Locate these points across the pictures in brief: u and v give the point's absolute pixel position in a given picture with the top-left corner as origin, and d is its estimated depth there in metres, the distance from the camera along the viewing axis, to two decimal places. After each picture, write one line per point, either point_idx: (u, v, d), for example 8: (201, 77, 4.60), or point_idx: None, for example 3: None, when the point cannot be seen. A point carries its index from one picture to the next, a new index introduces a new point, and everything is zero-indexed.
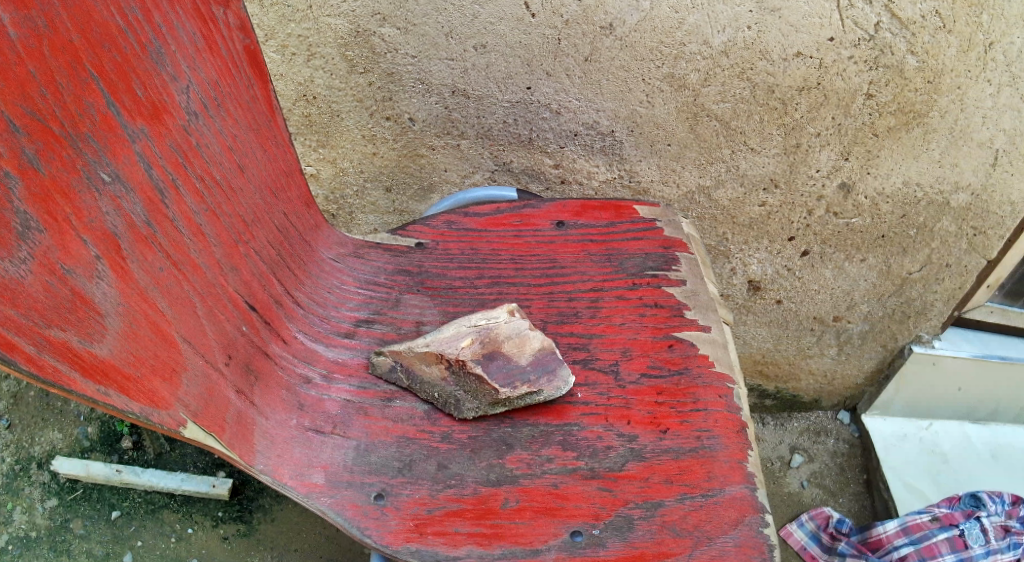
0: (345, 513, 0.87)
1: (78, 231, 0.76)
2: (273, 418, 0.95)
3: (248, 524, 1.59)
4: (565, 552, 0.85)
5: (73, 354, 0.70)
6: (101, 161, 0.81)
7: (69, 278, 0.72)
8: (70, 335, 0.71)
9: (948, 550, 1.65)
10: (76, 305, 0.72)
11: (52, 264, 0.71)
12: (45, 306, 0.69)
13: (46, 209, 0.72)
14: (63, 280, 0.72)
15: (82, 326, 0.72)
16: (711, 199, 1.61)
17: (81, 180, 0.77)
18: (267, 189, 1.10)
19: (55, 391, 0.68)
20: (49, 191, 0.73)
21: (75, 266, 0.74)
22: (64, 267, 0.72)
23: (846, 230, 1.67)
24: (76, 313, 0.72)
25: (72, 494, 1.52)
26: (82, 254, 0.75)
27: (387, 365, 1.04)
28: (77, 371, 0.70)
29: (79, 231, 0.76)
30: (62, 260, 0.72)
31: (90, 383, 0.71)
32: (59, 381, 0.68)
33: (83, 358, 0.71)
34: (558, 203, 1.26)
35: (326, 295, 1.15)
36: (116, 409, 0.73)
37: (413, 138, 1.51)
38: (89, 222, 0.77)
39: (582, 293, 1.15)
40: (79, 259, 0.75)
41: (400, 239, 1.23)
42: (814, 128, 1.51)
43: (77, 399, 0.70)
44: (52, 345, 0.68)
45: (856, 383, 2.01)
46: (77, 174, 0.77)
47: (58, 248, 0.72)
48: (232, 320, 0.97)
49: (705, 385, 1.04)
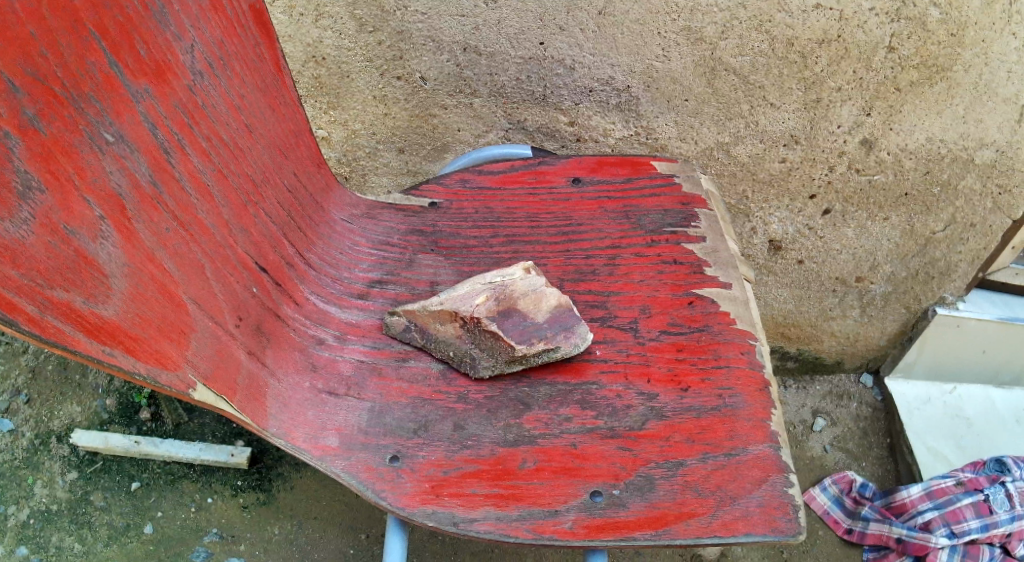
0: (360, 475, 0.86)
1: (81, 191, 0.74)
2: (286, 380, 0.94)
3: (268, 492, 1.59)
4: (585, 513, 0.83)
5: (77, 315, 0.68)
6: (104, 121, 0.79)
7: (72, 238, 0.71)
8: (74, 295, 0.69)
9: (972, 515, 1.66)
10: (79, 265, 0.71)
11: (55, 224, 0.69)
12: (47, 267, 0.67)
13: (49, 169, 0.70)
14: (66, 240, 0.70)
15: (85, 287, 0.71)
16: (730, 155, 1.56)
17: (84, 140, 0.75)
18: (276, 149, 1.08)
19: (59, 352, 0.66)
20: (51, 150, 0.71)
21: (78, 227, 0.72)
22: (67, 228, 0.70)
23: (869, 187, 1.63)
24: (80, 273, 0.70)
25: (92, 466, 1.53)
26: (85, 214, 0.73)
27: (401, 325, 1.02)
28: (81, 332, 0.68)
29: (82, 191, 0.74)
30: (65, 220, 0.70)
31: (95, 345, 0.69)
32: (65, 342, 0.66)
33: (87, 319, 0.70)
34: (574, 159, 1.23)
35: (338, 256, 1.12)
36: (123, 370, 0.71)
37: (425, 97, 1.47)
38: (92, 182, 0.75)
39: (599, 251, 1.12)
40: (82, 220, 0.73)
41: (413, 199, 1.21)
42: (834, 82, 1.46)
43: (81, 360, 0.68)
44: (55, 306, 0.67)
45: (879, 345, 1.97)
46: (79, 133, 0.75)
47: (60, 208, 0.70)
48: (242, 282, 0.95)
49: (727, 342, 1.01)
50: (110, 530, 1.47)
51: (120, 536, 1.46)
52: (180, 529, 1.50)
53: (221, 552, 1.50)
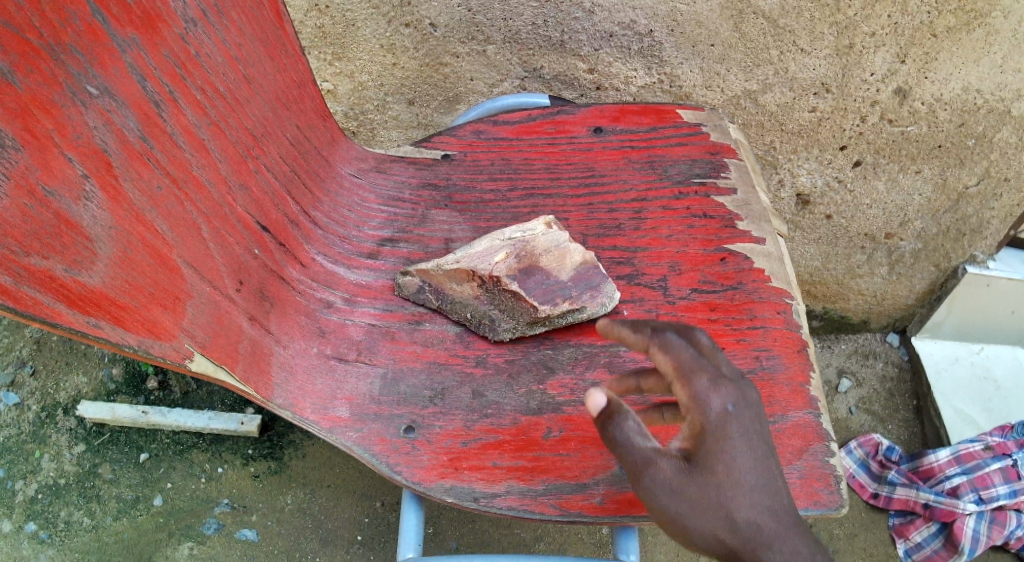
0: (373, 448, 0.80)
1: (62, 149, 0.66)
2: (291, 347, 0.88)
3: (279, 461, 1.55)
4: (615, 486, 0.78)
5: (58, 284, 0.62)
6: (86, 73, 0.70)
7: (50, 199, 0.63)
8: (53, 263, 0.62)
9: (1001, 481, 1.63)
10: (60, 230, 0.64)
11: (31, 185, 0.62)
12: (22, 232, 0.60)
13: (24, 125, 0.62)
14: (43, 201, 0.62)
15: (66, 253, 0.64)
16: (758, 104, 1.48)
17: (63, 94, 0.67)
18: (277, 102, 0.99)
19: (38, 325, 0.60)
20: (27, 106, 0.63)
21: (58, 187, 0.64)
22: (45, 188, 0.63)
23: (901, 139, 1.53)
24: (61, 238, 0.63)
25: (100, 438, 1.50)
26: (67, 173, 0.66)
27: (414, 286, 0.95)
28: (62, 303, 0.62)
29: (63, 149, 0.66)
30: (44, 181, 0.63)
31: (79, 316, 0.63)
32: (43, 315, 0.60)
33: (69, 289, 0.63)
34: (595, 107, 1.15)
35: (346, 213, 1.05)
36: (111, 343, 0.65)
37: (436, 45, 1.39)
38: (74, 139, 0.67)
39: (624, 204, 1.06)
40: (61, 179, 0.65)
41: (424, 151, 1.13)
42: (868, 26, 1.37)
43: (63, 333, 0.62)
44: (31, 275, 0.60)
45: (907, 304, 1.88)
46: (58, 87, 0.67)
47: (38, 167, 0.63)
48: (243, 243, 0.87)
49: (762, 300, 0.96)
50: (120, 503, 1.44)
51: (131, 509, 1.43)
52: (190, 501, 1.47)
53: (232, 523, 1.46)
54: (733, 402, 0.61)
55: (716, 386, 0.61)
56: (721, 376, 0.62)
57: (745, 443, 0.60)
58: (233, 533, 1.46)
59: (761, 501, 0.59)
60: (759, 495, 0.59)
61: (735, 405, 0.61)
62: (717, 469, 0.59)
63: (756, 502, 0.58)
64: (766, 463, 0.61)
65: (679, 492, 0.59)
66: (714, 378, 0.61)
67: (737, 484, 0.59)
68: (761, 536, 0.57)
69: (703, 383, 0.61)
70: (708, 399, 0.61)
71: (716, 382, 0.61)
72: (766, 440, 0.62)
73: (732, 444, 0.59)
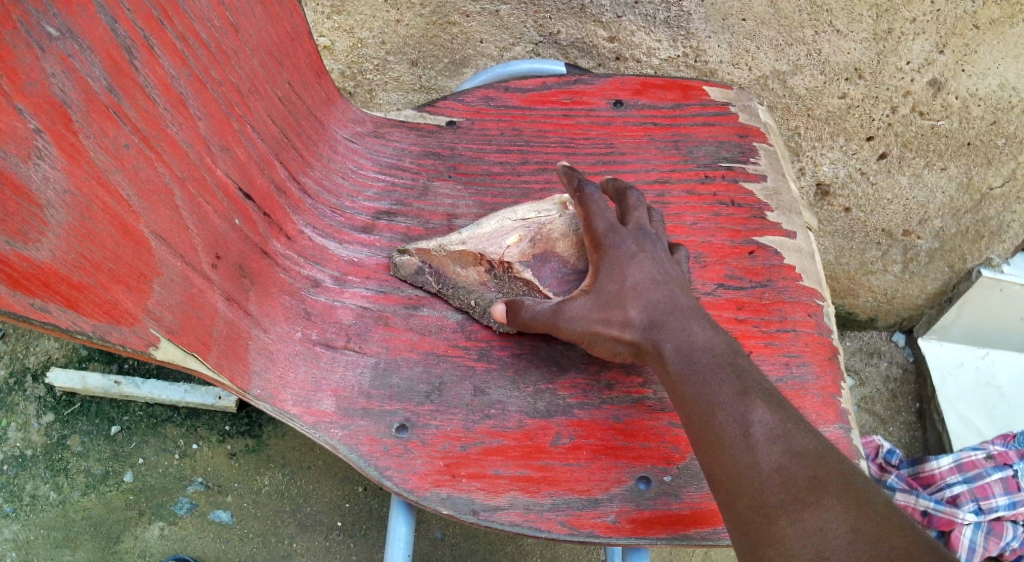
0: (360, 449, 0.74)
1: (10, 98, 0.55)
2: (273, 331, 0.79)
3: (257, 439, 1.45)
4: (631, 504, 0.75)
5: None
6: (45, 11, 0.59)
7: None
8: None
9: (1002, 492, 1.54)
10: (3, 194, 0.54)
11: None
12: None
13: None
14: None
15: (10, 222, 0.54)
16: (786, 86, 1.38)
17: (17, 34, 0.56)
18: (267, 55, 0.87)
19: None
20: None
21: (3, 143, 0.54)
22: None
23: (930, 133, 1.42)
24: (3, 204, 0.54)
25: (70, 408, 1.41)
26: (14, 128, 0.56)
27: (413, 267, 0.87)
28: (2, 283, 0.53)
29: (11, 98, 0.55)
30: None
31: (21, 296, 0.54)
32: None
33: (12, 265, 0.54)
34: (615, 78, 1.05)
35: (340, 181, 0.96)
36: (59, 329, 0.57)
37: (444, 1, 1.30)
38: (26, 87, 0.57)
39: (645, 186, 0.97)
40: (8, 134, 0.55)
41: (428, 117, 1.03)
42: (909, 12, 1.28)
43: (2, 317, 0.54)
44: None
45: (917, 304, 1.76)
46: (11, 26, 0.56)
47: None
48: (222, 211, 0.77)
49: (793, 301, 0.91)
50: (88, 478, 1.36)
51: (99, 485, 1.36)
52: (163, 478, 1.38)
53: (206, 503, 1.39)
54: (627, 241, 0.81)
55: (612, 230, 0.81)
56: (623, 226, 0.82)
57: (638, 266, 0.79)
58: (207, 514, 1.38)
59: (653, 305, 0.76)
60: (653, 303, 0.77)
61: (631, 242, 0.81)
62: (613, 291, 0.77)
63: (648, 305, 0.76)
64: (661, 278, 0.79)
65: (585, 316, 0.76)
66: (610, 225, 0.81)
67: (633, 297, 0.77)
68: (656, 331, 0.75)
69: (601, 228, 0.81)
70: (604, 240, 0.80)
71: (612, 229, 0.81)
72: (662, 264, 0.80)
73: (623, 269, 0.78)
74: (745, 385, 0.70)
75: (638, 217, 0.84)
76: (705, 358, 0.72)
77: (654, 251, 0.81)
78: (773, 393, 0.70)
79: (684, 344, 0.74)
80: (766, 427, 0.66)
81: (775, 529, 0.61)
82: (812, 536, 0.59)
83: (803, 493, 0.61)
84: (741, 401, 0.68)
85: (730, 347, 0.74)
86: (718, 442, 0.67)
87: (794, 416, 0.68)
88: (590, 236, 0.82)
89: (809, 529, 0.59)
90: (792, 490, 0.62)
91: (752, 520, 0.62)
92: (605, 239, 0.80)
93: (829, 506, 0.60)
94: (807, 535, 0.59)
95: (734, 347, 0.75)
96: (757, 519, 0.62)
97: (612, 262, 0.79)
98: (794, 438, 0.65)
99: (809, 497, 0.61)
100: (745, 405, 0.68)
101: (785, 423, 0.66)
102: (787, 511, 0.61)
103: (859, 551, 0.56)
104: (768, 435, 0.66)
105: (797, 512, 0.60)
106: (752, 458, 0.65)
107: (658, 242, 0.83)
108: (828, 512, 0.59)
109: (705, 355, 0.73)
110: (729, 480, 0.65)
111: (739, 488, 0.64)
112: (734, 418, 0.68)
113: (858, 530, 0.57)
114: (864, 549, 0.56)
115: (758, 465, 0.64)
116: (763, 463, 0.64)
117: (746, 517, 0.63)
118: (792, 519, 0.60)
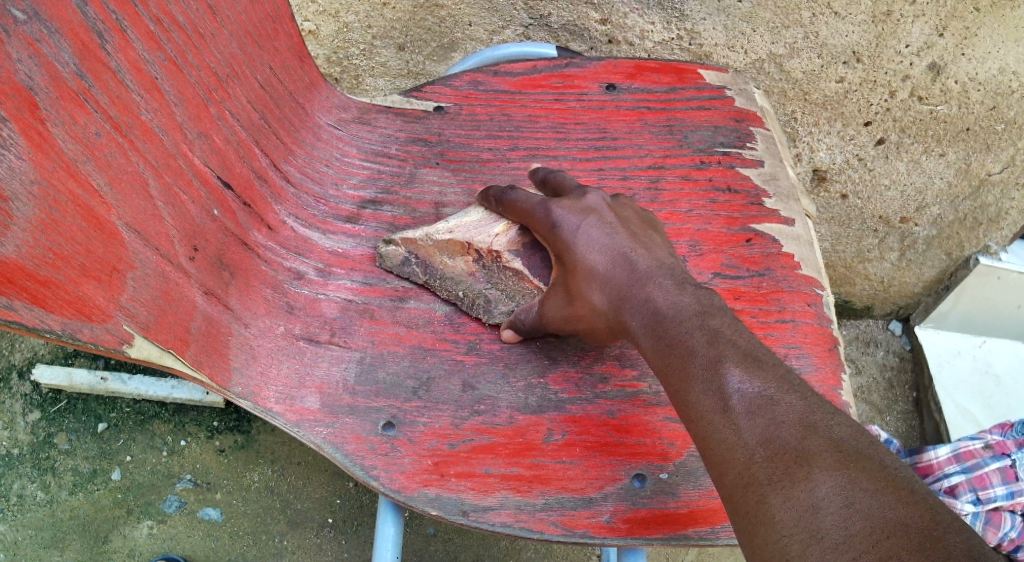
0: (346, 448, 0.72)
1: None
2: (254, 326, 0.76)
3: (247, 434, 1.42)
4: (626, 502, 0.73)
5: None
6: None
7: None
8: None
9: (999, 481, 1.26)
10: None
11: None
12: None
13: None
14: None
15: None
16: (783, 70, 1.35)
17: None
18: (247, 37, 0.84)
19: None
20: None
21: None
22: None
23: (929, 118, 1.40)
24: None
25: (56, 405, 1.37)
26: None
27: (399, 257, 0.85)
28: None
29: None
30: None
31: None
32: None
33: None
34: (607, 62, 1.03)
35: (323, 169, 0.93)
36: (26, 329, 0.54)
37: None
38: None
39: (639, 172, 0.95)
40: None
41: (414, 102, 1.00)
42: None
43: None
44: None
45: (913, 292, 1.74)
46: None
47: None
48: (199, 201, 0.74)
49: (792, 290, 0.89)
50: (75, 476, 1.34)
51: (87, 484, 1.33)
52: (151, 475, 1.36)
53: (195, 501, 1.36)
54: (567, 217, 0.77)
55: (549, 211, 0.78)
56: (558, 199, 0.79)
57: (586, 243, 0.75)
58: (196, 511, 1.36)
59: (611, 283, 0.73)
60: (610, 282, 0.73)
61: (574, 214, 0.77)
62: (572, 281, 0.76)
63: (607, 286, 0.73)
64: (613, 246, 0.75)
65: (561, 316, 0.77)
66: (546, 206, 0.78)
67: (590, 282, 0.74)
68: (625, 303, 0.72)
69: (539, 214, 0.79)
70: (547, 227, 0.78)
71: (549, 211, 0.78)
72: (612, 226, 0.77)
73: (574, 252, 0.76)
74: (719, 348, 0.64)
75: (571, 186, 0.82)
76: (671, 326, 0.68)
77: (599, 216, 0.78)
78: (752, 353, 0.64)
79: (649, 316, 0.70)
80: (746, 398, 0.60)
81: (764, 509, 0.54)
82: (803, 515, 0.52)
83: (792, 467, 0.55)
84: (714, 369, 0.63)
85: (701, 305, 0.69)
86: (697, 418, 0.62)
87: (780, 380, 0.61)
88: (534, 225, 0.80)
89: (800, 507, 0.52)
90: (780, 463, 0.56)
91: (740, 498, 0.56)
92: (548, 224, 0.78)
93: (821, 480, 0.53)
94: (797, 512, 0.52)
95: (707, 303, 0.69)
96: (745, 498, 0.56)
97: (561, 247, 0.77)
98: (777, 406, 0.59)
99: (797, 471, 0.54)
100: (720, 373, 0.62)
101: (766, 390, 0.60)
102: (777, 490, 0.54)
103: (854, 528, 0.49)
104: (747, 407, 0.59)
105: (787, 490, 0.54)
106: (734, 433, 0.59)
107: (601, 202, 0.79)
108: (819, 487, 0.53)
109: (671, 323, 0.68)
110: (714, 459, 0.60)
111: (724, 465, 0.58)
112: (712, 391, 0.62)
113: (854, 506, 0.51)
114: (859, 526, 0.49)
115: (740, 438, 0.58)
116: (747, 437, 0.58)
117: (733, 496, 0.57)
118: (781, 496, 0.54)
